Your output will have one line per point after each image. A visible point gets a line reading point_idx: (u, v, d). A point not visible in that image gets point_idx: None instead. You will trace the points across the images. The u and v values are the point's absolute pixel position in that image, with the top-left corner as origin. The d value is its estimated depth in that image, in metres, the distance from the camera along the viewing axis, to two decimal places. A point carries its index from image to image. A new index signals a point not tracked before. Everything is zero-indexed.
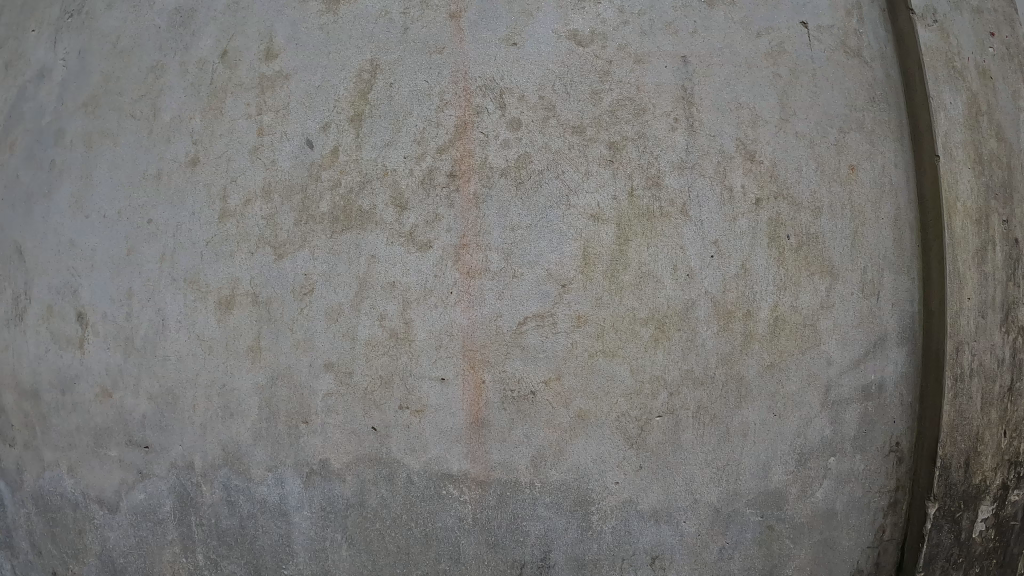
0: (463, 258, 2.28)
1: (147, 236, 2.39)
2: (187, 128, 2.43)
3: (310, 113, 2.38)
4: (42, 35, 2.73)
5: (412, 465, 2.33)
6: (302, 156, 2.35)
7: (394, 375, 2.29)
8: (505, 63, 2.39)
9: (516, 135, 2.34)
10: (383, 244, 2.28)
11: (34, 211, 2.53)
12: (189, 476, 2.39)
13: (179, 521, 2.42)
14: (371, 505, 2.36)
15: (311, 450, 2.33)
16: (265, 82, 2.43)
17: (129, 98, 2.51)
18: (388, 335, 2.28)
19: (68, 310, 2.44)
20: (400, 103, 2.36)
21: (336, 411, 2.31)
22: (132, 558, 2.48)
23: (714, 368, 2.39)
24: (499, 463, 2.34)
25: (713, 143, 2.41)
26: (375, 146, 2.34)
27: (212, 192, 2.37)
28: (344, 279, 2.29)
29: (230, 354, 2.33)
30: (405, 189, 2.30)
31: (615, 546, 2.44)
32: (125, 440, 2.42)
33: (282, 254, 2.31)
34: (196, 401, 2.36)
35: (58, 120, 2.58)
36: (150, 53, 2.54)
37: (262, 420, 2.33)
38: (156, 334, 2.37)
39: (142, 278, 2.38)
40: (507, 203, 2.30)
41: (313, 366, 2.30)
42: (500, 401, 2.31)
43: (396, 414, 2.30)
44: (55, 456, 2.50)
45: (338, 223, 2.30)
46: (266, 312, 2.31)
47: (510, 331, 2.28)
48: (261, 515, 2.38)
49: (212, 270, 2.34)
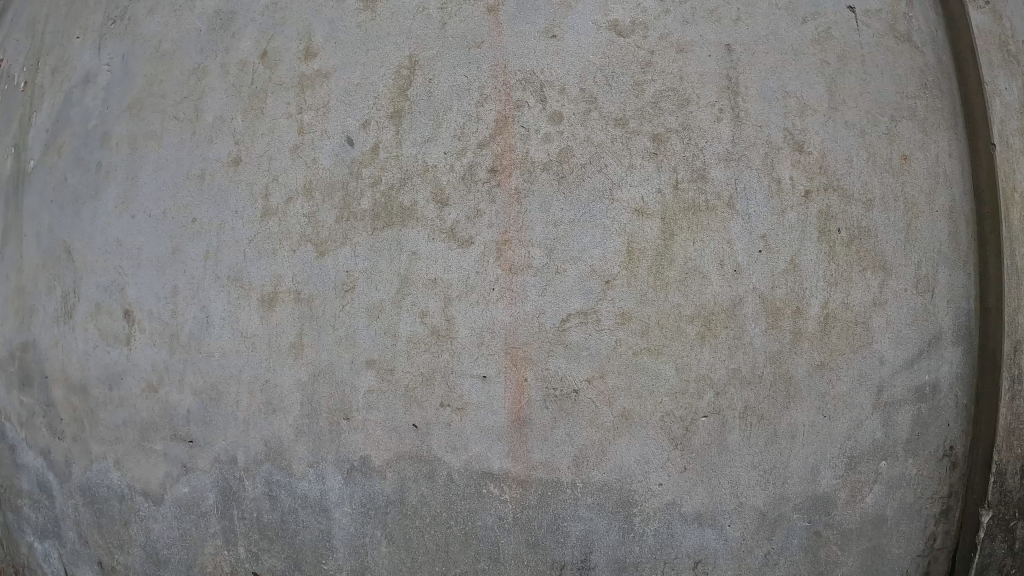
0: (505, 254, 2.25)
1: (191, 234, 2.42)
2: (229, 128, 2.45)
3: (350, 110, 2.38)
4: (86, 41, 2.79)
5: (452, 463, 2.31)
6: (343, 154, 2.35)
7: (435, 372, 2.27)
8: (544, 56, 2.36)
9: (557, 129, 2.31)
10: (424, 240, 2.27)
11: (83, 211, 2.58)
12: (232, 471, 2.40)
13: (222, 514, 2.44)
14: (410, 502, 2.34)
15: (352, 447, 2.33)
16: (304, 81, 2.44)
17: (173, 100, 2.55)
18: (429, 332, 2.26)
19: (116, 308, 2.48)
20: (439, 99, 2.34)
21: (377, 408, 2.30)
22: (176, 549, 2.51)
23: (762, 367, 2.32)
24: (541, 462, 2.31)
25: (760, 133, 2.35)
26: (414, 143, 2.33)
27: (254, 191, 2.39)
28: (385, 276, 2.28)
29: (273, 351, 2.34)
30: (446, 185, 2.28)
31: (657, 549, 2.39)
32: (171, 434, 2.45)
33: (324, 251, 2.32)
34: (239, 397, 2.37)
35: (104, 123, 2.63)
36: (192, 56, 2.57)
37: (304, 417, 2.34)
38: (201, 331, 2.39)
39: (187, 276, 2.41)
40: (549, 198, 2.27)
41: (355, 363, 2.30)
42: (543, 399, 2.27)
43: (438, 411, 2.28)
44: (102, 449, 2.54)
45: (379, 220, 2.30)
46: (308, 309, 2.31)
47: (553, 328, 2.25)
48: (301, 510, 2.39)
49: (255, 268, 2.36)
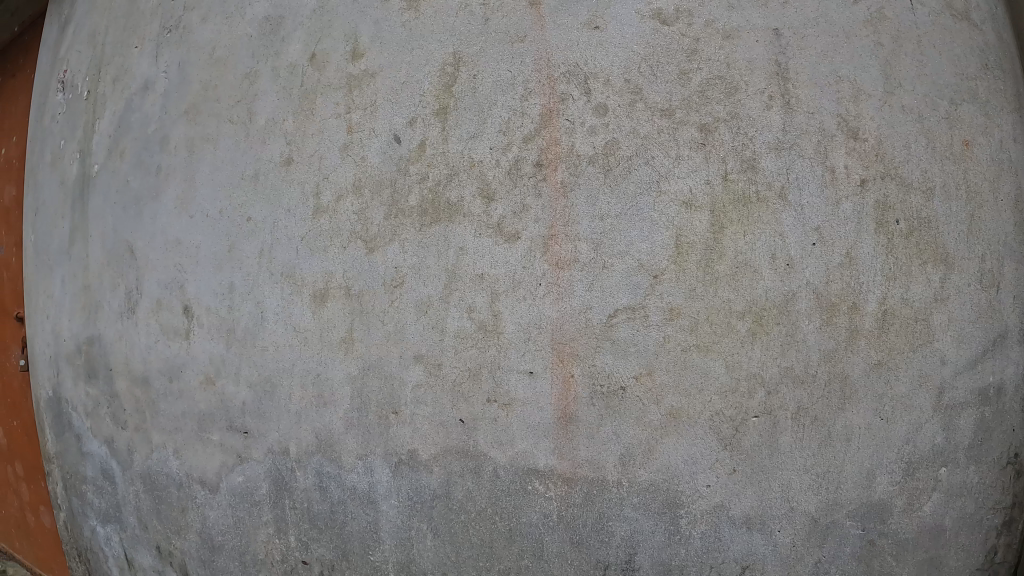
0: (552, 249, 2.23)
1: (247, 233, 2.46)
2: (280, 129, 2.48)
3: (397, 108, 2.37)
4: (144, 50, 2.88)
5: (497, 459, 2.30)
6: (391, 151, 2.34)
7: (483, 367, 2.25)
8: (588, 48, 2.36)
9: (603, 122, 2.30)
10: (472, 235, 2.25)
11: (145, 212, 2.67)
12: (284, 461, 2.45)
13: (274, 503, 2.50)
14: (457, 497, 2.34)
15: (400, 441, 2.33)
16: (352, 80, 2.44)
17: (226, 104, 2.60)
18: (477, 327, 2.24)
19: (176, 303, 2.57)
20: (484, 96, 2.33)
21: (425, 403, 2.29)
22: (229, 536, 2.60)
23: (816, 367, 2.26)
24: (587, 460, 2.30)
25: (812, 120, 2.30)
26: (460, 139, 2.31)
27: (306, 190, 2.41)
28: (433, 271, 2.26)
29: (324, 345, 2.36)
30: (492, 180, 2.26)
31: (704, 553, 2.35)
32: (226, 425, 2.52)
33: (373, 247, 2.32)
34: (291, 390, 2.40)
35: (164, 128, 2.71)
36: (244, 61, 2.62)
37: (353, 410, 2.35)
38: (256, 327, 2.43)
39: (243, 274, 2.45)
40: (597, 192, 2.25)
41: (404, 358, 2.29)
42: (590, 396, 2.25)
43: (485, 407, 2.26)
44: (162, 438, 2.65)
45: (426, 216, 2.28)
46: (359, 305, 2.32)
47: (601, 324, 2.23)
48: (350, 502, 2.42)
49: (307, 265, 2.37)
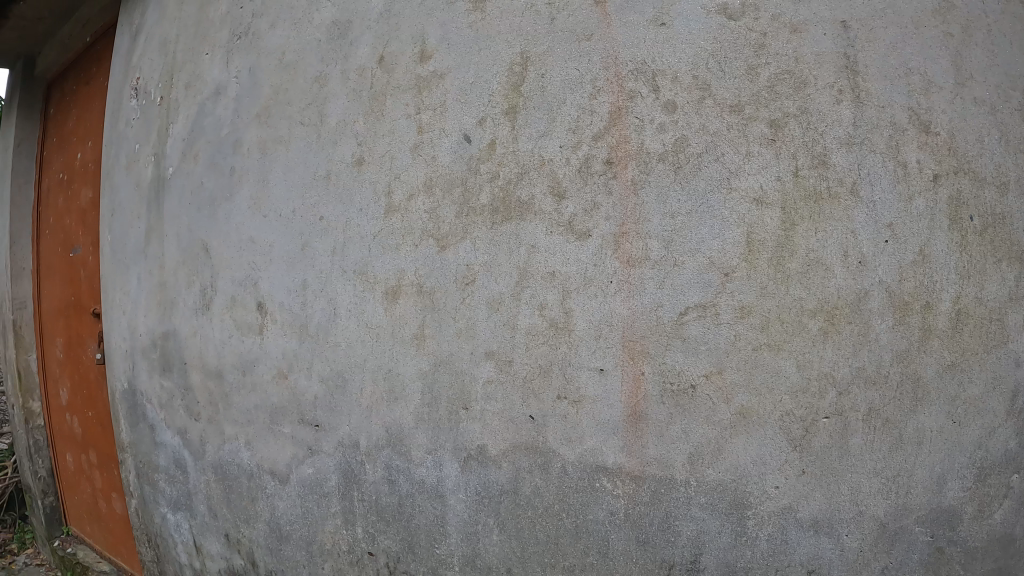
0: (622, 247, 2.24)
1: (320, 231, 2.53)
2: (351, 130, 2.53)
3: (466, 108, 2.40)
4: (215, 56, 2.96)
5: (566, 456, 2.32)
6: (461, 151, 2.38)
7: (553, 364, 2.28)
8: (655, 45, 2.35)
9: (671, 118, 2.30)
10: (543, 233, 2.28)
11: (219, 213, 2.76)
12: (354, 454, 2.52)
13: (343, 495, 2.58)
14: (524, 493, 2.37)
15: (469, 436, 2.36)
16: (421, 82, 2.47)
17: (298, 107, 2.66)
18: (548, 325, 2.27)
19: (249, 300, 2.66)
20: (553, 95, 2.34)
21: (495, 398, 2.32)
22: (297, 526, 2.71)
23: (889, 367, 2.23)
24: (656, 458, 2.30)
25: (883, 115, 2.27)
26: (531, 137, 2.33)
27: (377, 189, 2.46)
28: (505, 269, 2.30)
29: (396, 341, 2.42)
30: (563, 179, 2.29)
31: (770, 556, 2.32)
32: (298, 418, 2.60)
33: (445, 245, 2.37)
34: (363, 384, 2.47)
35: (236, 132, 2.79)
36: (313, 64, 2.67)
37: (424, 404, 2.40)
38: (328, 323, 2.51)
39: (316, 272, 2.53)
40: (667, 188, 2.25)
41: (474, 354, 2.32)
42: (659, 394, 2.26)
43: (554, 403, 2.29)
44: (235, 430, 2.77)
45: (497, 214, 2.32)
46: (431, 302, 2.37)
47: (671, 322, 2.24)
48: (418, 495, 2.47)
49: (379, 262, 2.44)
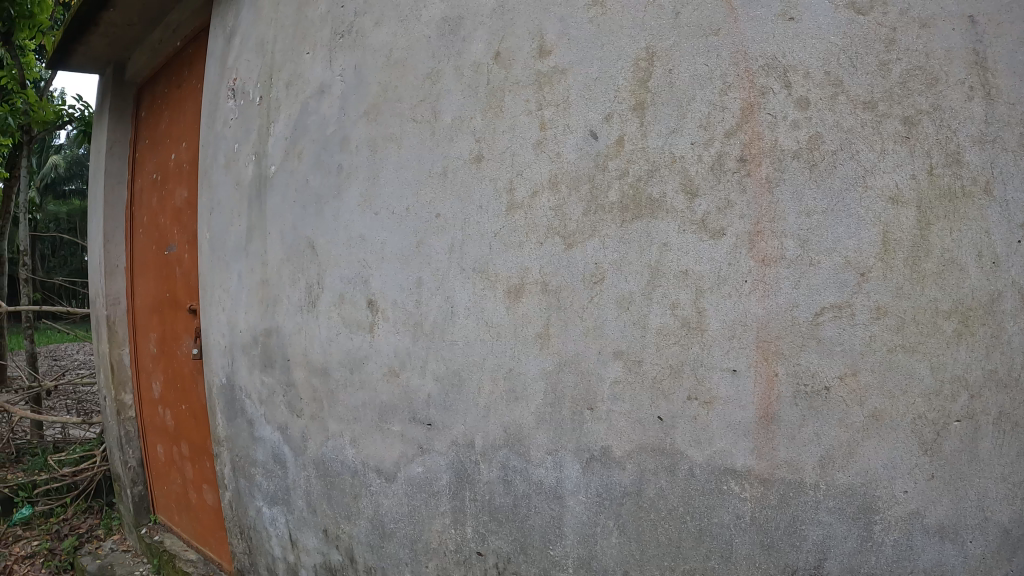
0: (757, 245, 2.22)
1: (435, 230, 2.59)
2: (469, 127, 2.55)
3: (592, 104, 2.39)
4: (317, 55, 2.97)
5: (694, 457, 2.29)
6: (588, 147, 2.38)
7: (684, 363, 2.26)
8: (784, 40, 2.28)
9: (804, 115, 2.25)
10: (676, 231, 2.27)
11: (326, 211, 2.86)
12: (469, 454, 2.55)
13: (453, 495, 2.60)
14: (649, 495, 2.33)
15: (593, 437, 2.37)
16: (542, 78, 2.46)
17: (409, 104, 2.68)
18: (680, 324, 2.26)
19: (360, 298, 2.76)
20: (681, 89, 2.30)
21: (623, 399, 2.32)
22: (403, 523, 2.73)
23: (1022, 370, 2.16)
24: (786, 461, 2.25)
25: (1014, 112, 2.18)
26: (660, 134, 2.31)
27: (498, 186, 2.49)
28: (635, 267, 2.30)
29: (518, 339, 2.45)
30: (695, 176, 2.26)
31: (894, 562, 2.25)
32: (409, 416, 2.67)
33: (571, 243, 2.38)
34: (481, 383, 2.51)
35: (342, 129, 2.84)
36: (423, 60, 2.67)
37: (546, 404, 2.42)
38: (445, 321, 2.57)
39: (431, 270, 2.60)
40: (802, 186, 2.21)
41: (602, 355, 2.33)
42: (793, 396, 2.22)
43: (685, 404, 2.27)
44: (340, 427, 2.85)
45: (627, 212, 2.32)
46: (556, 300, 2.39)
47: (807, 322, 2.20)
48: (535, 496, 2.45)
49: (502, 259, 2.48)
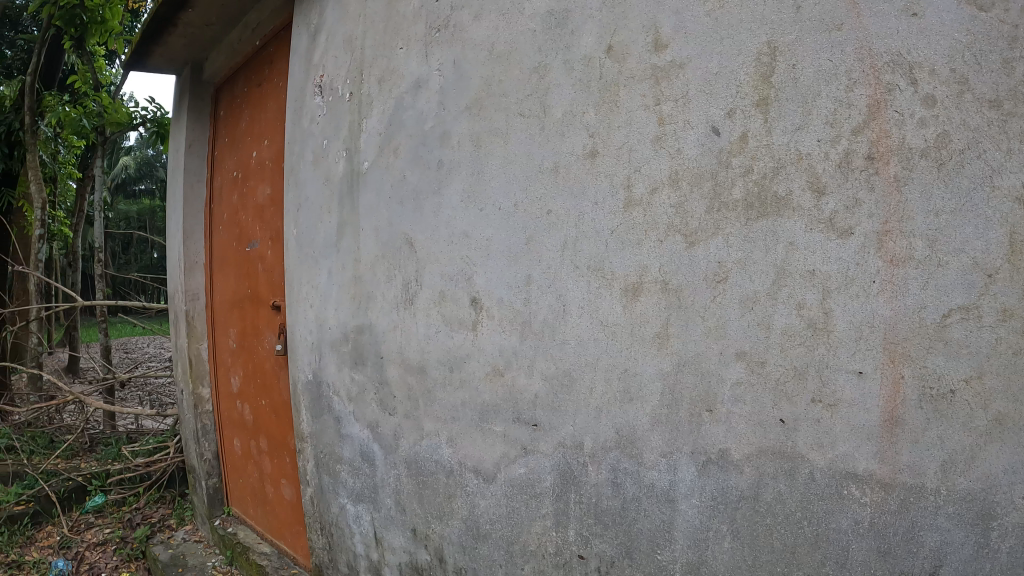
0: (886, 246, 2.29)
1: (546, 226, 2.87)
2: (581, 121, 2.79)
3: (712, 100, 2.52)
4: (411, 51, 3.18)
5: (816, 461, 2.39)
6: (710, 143, 2.52)
7: (809, 366, 2.38)
8: (908, 36, 2.28)
9: (932, 113, 2.26)
10: (802, 230, 2.39)
11: (426, 206, 3.16)
12: (576, 456, 2.81)
13: (557, 497, 2.86)
14: (766, 498, 2.46)
15: (711, 440, 2.53)
16: (658, 72, 2.62)
17: (515, 98, 2.94)
18: (806, 325, 2.39)
19: (462, 295, 3.08)
20: (806, 85, 2.38)
21: (744, 401, 2.48)
22: (497, 525, 3.00)
23: None
24: (909, 465, 2.26)
25: None
26: (785, 130, 2.42)
27: (615, 181, 2.72)
28: (761, 267, 2.45)
29: (635, 340, 2.67)
30: (823, 174, 2.36)
31: (1009, 571, 2.20)
32: (513, 418, 2.96)
33: (694, 241, 2.55)
34: (594, 384, 2.76)
35: (443, 124, 3.11)
36: (530, 55, 2.90)
37: (664, 405, 2.61)
38: (555, 319, 2.85)
39: (542, 268, 2.88)
40: (930, 186, 2.24)
41: (723, 355, 2.50)
42: (917, 399, 2.25)
43: (808, 407, 2.39)
44: (436, 427, 3.15)
45: (753, 210, 2.47)
46: (676, 300, 2.58)
47: (935, 324, 2.23)
48: (645, 499, 2.66)
49: (618, 260, 2.70)
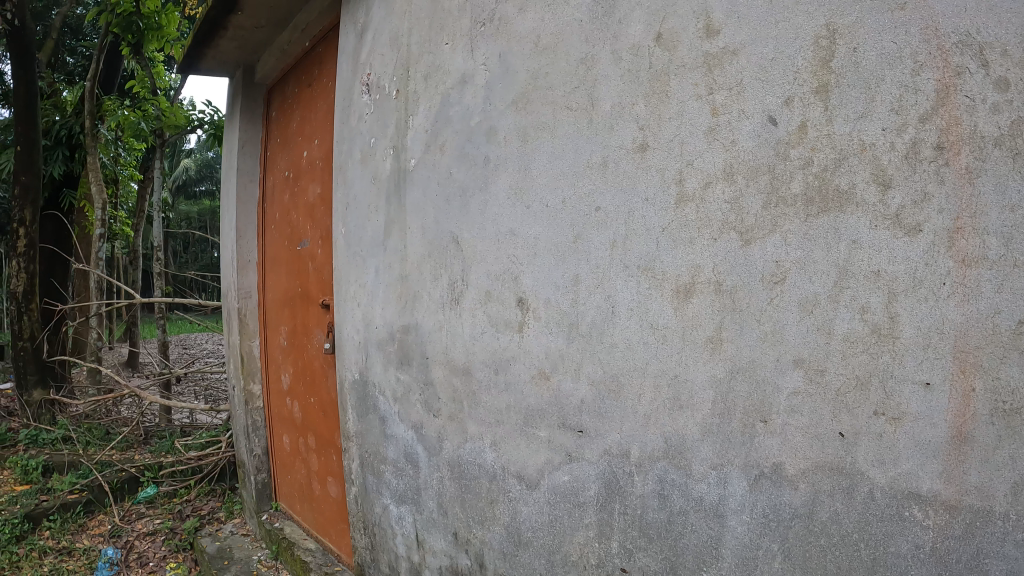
0: (957, 244, 2.15)
1: (594, 224, 2.78)
2: (630, 113, 2.69)
3: (768, 88, 2.41)
4: (456, 46, 3.15)
5: (876, 479, 2.22)
6: (767, 133, 2.41)
7: (872, 375, 2.23)
8: (978, 14, 2.15)
9: (1006, 97, 2.12)
10: (866, 227, 2.26)
11: (472, 203, 3.10)
12: (622, 465, 2.69)
13: (600, 506, 2.73)
14: (821, 518, 2.30)
15: (765, 452, 2.39)
16: (710, 59, 2.51)
17: (562, 92, 2.85)
18: (870, 331, 2.24)
19: (508, 295, 3.00)
20: (869, 70, 2.24)
21: (801, 412, 2.34)
22: (540, 533, 2.87)
23: None
24: (977, 487, 2.11)
25: None
26: (847, 119, 2.28)
27: (666, 176, 2.62)
28: (822, 267, 2.32)
29: (688, 344, 2.55)
30: (888, 166, 2.23)
31: None
32: (558, 423, 2.85)
33: (749, 239, 2.45)
34: (642, 390, 2.65)
35: (489, 120, 3.05)
36: (577, 46, 2.81)
37: (714, 416, 2.49)
38: (604, 321, 2.75)
39: (590, 267, 2.79)
40: (1006, 177, 2.11)
41: (780, 362, 2.38)
42: (989, 414, 2.10)
43: (870, 421, 2.23)
44: (480, 430, 3.06)
45: (813, 206, 2.34)
46: (731, 302, 2.47)
47: (1010, 332, 2.09)
48: (693, 513, 2.52)
49: (670, 257, 2.60)
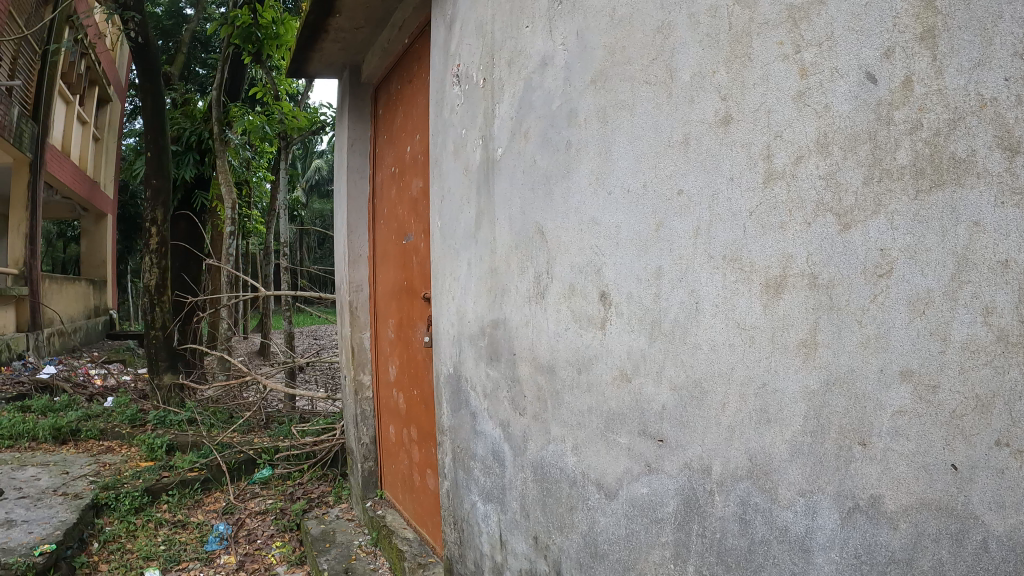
0: None
1: (675, 210, 2.36)
2: (711, 83, 2.26)
3: (864, 40, 1.95)
4: (537, 28, 3.00)
5: (992, 527, 1.79)
6: (865, 94, 1.94)
7: (996, 396, 1.78)
8: None
9: None
10: (992, 205, 1.79)
11: (555, 192, 2.88)
12: (702, 482, 2.28)
13: (678, 525, 2.35)
14: (921, 566, 1.86)
15: (864, 481, 1.93)
16: (795, 13, 2.08)
17: (639, 66, 2.50)
18: (995, 337, 1.78)
19: (592, 290, 2.70)
20: (981, 6, 1.82)
21: (908, 436, 1.87)
22: (616, 547, 2.60)
23: None
24: None
25: None
26: (961, 70, 1.84)
27: (752, 152, 2.15)
28: (935, 257, 1.84)
29: (777, 349, 2.08)
30: (1015, 125, 1.79)
31: None
32: (639, 430, 2.50)
33: (849, 223, 1.96)
34: (727, 399, 2.20)
35: (569, 102, 2.81)
36: (652, 14, 2.46)
37: (806, 434, 2.02)
38: (688, 319, 2.31)
39: (672, 256, 2.36)
40: None
41: (884, 373, 1.90)
42: None
43: (991, 451, 1.79)
44: (562, 432, 2.86)
45: (925, 179, 1.86)
46: (827, 298, 1.99)
47: None
48: (775, 543, 2.10)
49: (758, 246, 2.13)
